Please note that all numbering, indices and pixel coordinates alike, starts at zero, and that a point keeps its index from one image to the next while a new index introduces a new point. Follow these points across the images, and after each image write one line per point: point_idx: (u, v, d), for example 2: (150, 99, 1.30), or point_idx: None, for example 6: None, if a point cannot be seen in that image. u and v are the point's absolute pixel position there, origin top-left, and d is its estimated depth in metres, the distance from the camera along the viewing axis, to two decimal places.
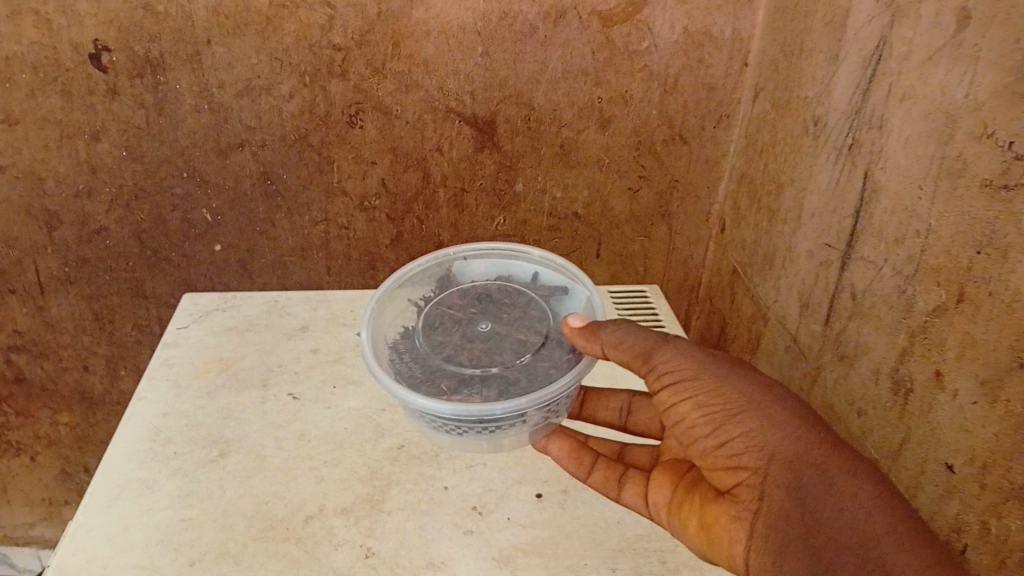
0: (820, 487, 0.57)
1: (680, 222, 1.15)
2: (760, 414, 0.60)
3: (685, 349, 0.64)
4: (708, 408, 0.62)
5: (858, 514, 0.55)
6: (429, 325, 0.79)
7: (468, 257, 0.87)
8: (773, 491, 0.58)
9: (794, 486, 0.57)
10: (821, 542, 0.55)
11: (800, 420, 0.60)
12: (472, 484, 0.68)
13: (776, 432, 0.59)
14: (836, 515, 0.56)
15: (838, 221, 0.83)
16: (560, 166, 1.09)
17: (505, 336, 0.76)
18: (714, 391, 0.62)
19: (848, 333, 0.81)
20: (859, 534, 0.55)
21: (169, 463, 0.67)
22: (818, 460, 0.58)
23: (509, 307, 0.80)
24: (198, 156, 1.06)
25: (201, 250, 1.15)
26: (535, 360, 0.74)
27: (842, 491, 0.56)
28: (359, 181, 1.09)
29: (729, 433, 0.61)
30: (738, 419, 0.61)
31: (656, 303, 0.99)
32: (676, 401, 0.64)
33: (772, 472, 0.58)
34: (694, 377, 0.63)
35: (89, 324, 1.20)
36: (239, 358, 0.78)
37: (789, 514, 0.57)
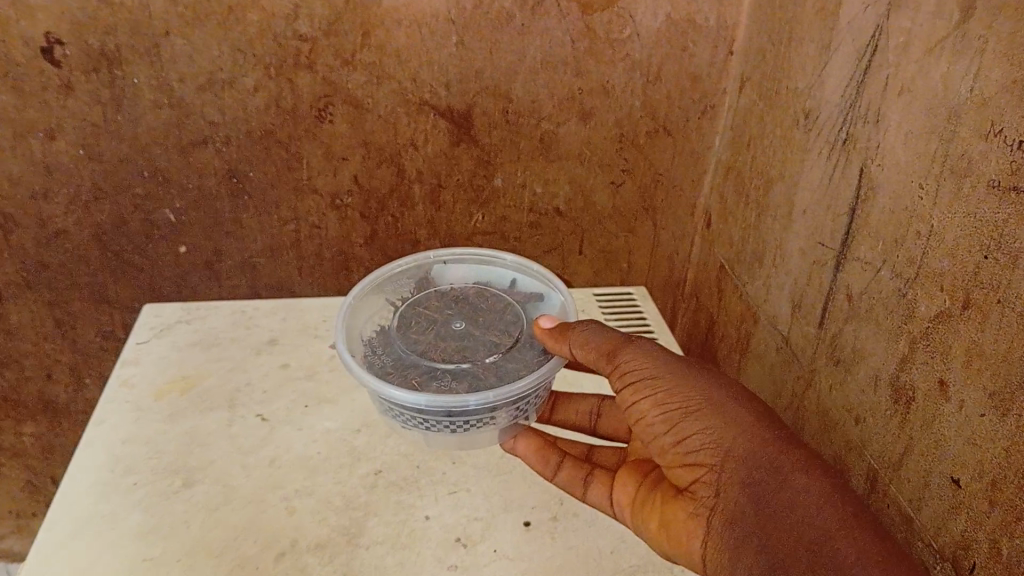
0: (772, 482, 0.58)
1: (665, 216, 1.11)
2: (717, 413, 0.62)
3: (648, 352, 0.66)
4: (667, 406, 0.63)
5: (810, 508, 0.55)
6: (403, 324, 0.75)
7: (448, 260, 0.83)
8: (729, 487, 0.59)
9: (748, 480, 0.58)
10: (774, 535, 0.56)
11: (755, 419, 0.61)
12: (455, 514, 0.64)
13: (731, 430, 0.61)
14: (788, 509, 0.56)
15: (831, 219, 0.79)
16: (540, 160, 1.04)
17: (478, 334, 0.74)
18: (673, 389, 0.64)
19: (844, 335, 0.77)
20: (812, 530, 0.54)
21: (130, 495, 0.61)
22: (772, 457, 0.59)
23: (485, 309, 0.77)
24: (159, 154, 1.00)
25: (167, 252, 1.09)
26: (507, 361, 0.71)
27: (794, 487, 0.57)
28: (330, 178, 1.04)
29: (687, 429, 0.62)
30: (695, 417, 0.62)
31: (643, 306, 0.95)
32: (639, 397, 0.65)
33: (728, 469, 0.59)
34: (654, 375, 0.65)
35: (51, 331, 1.14)
36: (204, 376, 0.74)
37: (742, 509, 0.58)
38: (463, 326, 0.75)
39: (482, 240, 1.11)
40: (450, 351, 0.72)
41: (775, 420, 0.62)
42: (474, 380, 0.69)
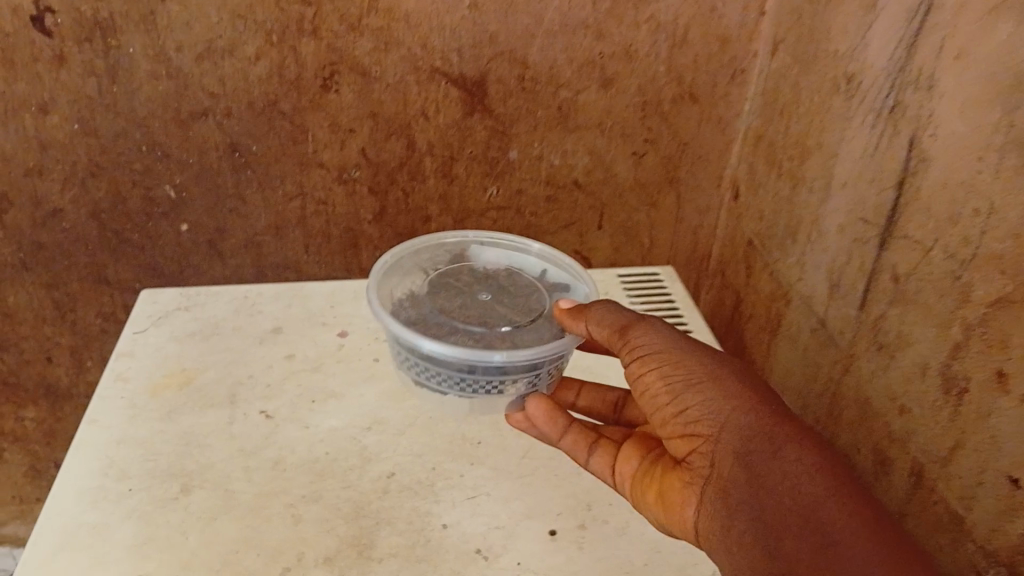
0: (767, 453, 0.52)
1: (690, 188, 1.05)
2: (719, 385, 0.57)
3: (658, 327, 0.61)
4: (670, 378, 0.59)
5: (802, 477, 0.50)
6: (428, 288, 0.70)
7: (485, 242, 0.77)
8: (722, 456, 0.54)
9: (744, 452, 0.53)
10: (762, 507, 0.50)
11: (759, 396, 0.56)
12: (474, 521, 0.59)
13: (733, 403, 0.56)
14: (778, 479, 0.51)
15: (875, 193, 0.73)
16: (558, 130, 0.98)
17: (501, 306, 0.69)
18: (678, 362, 0.59)
19: (888, 319, 0.72)
20: (798, 495, 0.50)
21: (123, 503, 0.57)
22: (769, 430, 0.54)
23: (511, 288, 0.71)
24: (157, 127, 0.95)
25: (167, 230, 1.03)
26: (524, 335, 0.66)
27: (785, 456, 0.52)
28: (336, 151, 0.98)
29: (689, 401, 0.57)
30: (698, 390, 0.57)
31: (671, 288, 0.89)
32: (646, 371, 0.60)
33: (723, 439, 0.54)
34: (661, 347, 0.60)
35: (50, 312, 1.09)
36: (203, 369, 0.69)
37: (733, 480, 0.53)
38: (489, 298, 0.69)
39: (497, 216, 1.05)
40: (472, 316, 0.67)
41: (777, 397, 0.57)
42: (491, 343, 0.64)
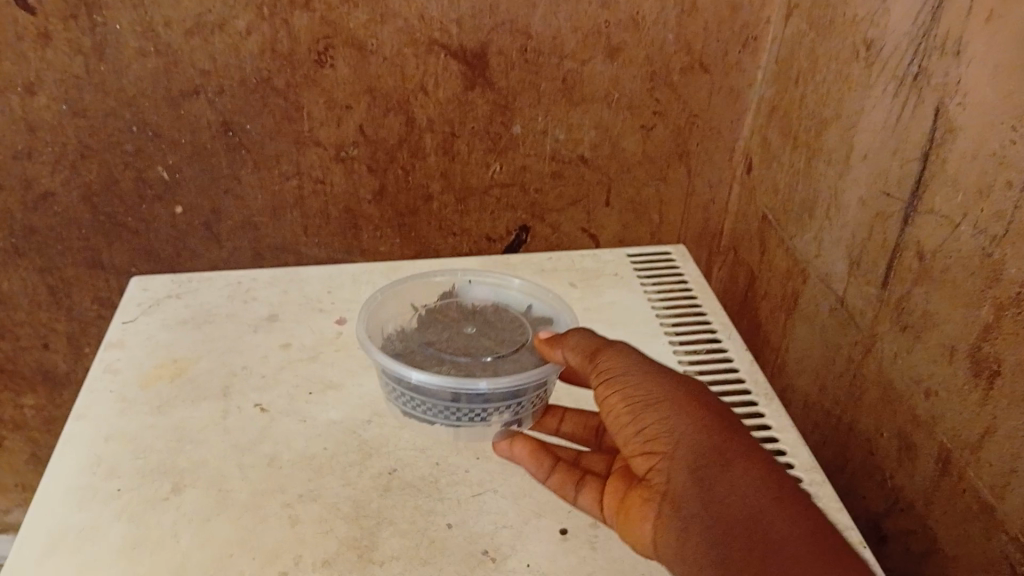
0: (717, 469, 0.49)
1: (700, 162, 1.01)
2: (673, 402, 0.52)
3: (618, 347, 0.56)
4: (630, 397, 0.53)
5: (751, 494, 0.47)
6: (415, 323, 0.66)
7: (470, 278, 0.71)
8: (677, 479, 0.50)
9: (697, 469, 0.49)
10: (712, 527, 0.47)
11: (713, 409, 0.52)
12: (481, 521, 0.55)
13: (686, 417, 0.51)
14: (728, 497, 0.47)
15: (898, 165, 0.70)
16: (562, 103, 0.94)
17: (485, 339, 0.64)
18: (637, 381, 0.54)
19: (913, 298, 0.69)
20: (749, 514, 0.46)
21: (112, 503, 0.53)
22: (720, 444, 0.50)
23: (497, 322, 0.66)
24: (148, 107, 0.91)
25: (161, 212, 1.00)
26: (509, 365, 0.61)
27: (734, 473, 0.48)
28: (332, 129, 0.94)
29: (645, 418, 0.52)
30: (656, 406, 0.52)
31: (684, 267, 0.84)
32: (610, 393, 0.55)
33: (677, 459, 0.50)
34: (628, 368, 0.55)
35: (45, 299, 1.05)
36: (196, 359, 0.66)
37: (686, 502, 0.49)
38: (475, 332, 0.64)
39: (500, 193, 1.01)
40: (458, 349, 0.62)
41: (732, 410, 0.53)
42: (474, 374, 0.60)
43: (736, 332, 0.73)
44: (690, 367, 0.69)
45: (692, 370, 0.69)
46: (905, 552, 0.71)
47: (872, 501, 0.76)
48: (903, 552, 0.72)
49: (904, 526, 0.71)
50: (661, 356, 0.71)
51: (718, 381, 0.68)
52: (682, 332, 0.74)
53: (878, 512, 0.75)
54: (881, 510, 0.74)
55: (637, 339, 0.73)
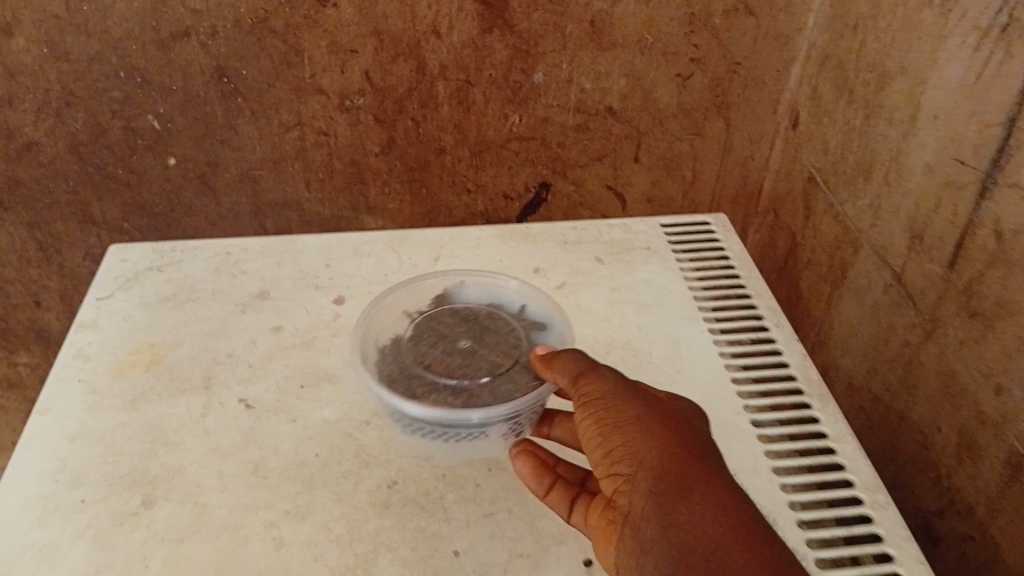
0: (676, 492, 0.42)
1: (740, 115, 0.91)
2: (639, 427, 0.46)
3: (601, 372, 0.50)
4: (603, 422, 0.47)
5: (709, 522, 0.41)
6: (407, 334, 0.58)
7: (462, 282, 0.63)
8: (636, 505, 0.43)
9: (657, 491, 0.43)
10: (668, 556, 0.41)
11: (683, 438, 0.45)
12: (491, 548, 0.48)
13: (655, 442, 0.45)
14: (686, 522, 0.41)
15: (976, 129, 0.60)
16: (589, 48, 0.85)
17: (476, 349, 0.55)
18: (613, 403, 0.48)
19: (986, 284, 0.60)
20: (704, 542, 0.40)
21: (76, 519, 0.48)
22: (683, 469, 0.43)
23: (487, 328, 0.58)
24: (136, 50, 0.82)
25: (154, 165, 0.91)
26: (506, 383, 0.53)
27: (692, 496, 0.42)
28: (336, 75, 0.85)
29: (613, 439, 0.46)
30: (628, 427, 0.46)
31: (725, 241, 0.76)
32: (587, 410, 0.48)
33: (638, 483, 0.44)
34: (604, 392, 0.48)
35: (34, 255, 0.97)
36: (176, 345, 0.60)
37: (644, 531, 0.43)
38: (468, 342, 0.56)
39: (520, 147, 0.92)
40: (450, 364, 0.54)
41: (703, 437, 0.46)
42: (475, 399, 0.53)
43: (785, 320, 0.66)
44: (733, 361, 0.62)
45: (735, 365, 0.62)
46: (962, 557, 0.64)
47: (924, 499, 0.68)
48: (960, 559, 0.64)
49: (961, 531, 0.64)
50: (700, 346, 0.63)
51: (765, 380, 0.61)
52: (724, 319, 0.67)
53: (930, 512, 0.67)
54: (934, 509, 0.66)
55: (672, 326, 0.65)
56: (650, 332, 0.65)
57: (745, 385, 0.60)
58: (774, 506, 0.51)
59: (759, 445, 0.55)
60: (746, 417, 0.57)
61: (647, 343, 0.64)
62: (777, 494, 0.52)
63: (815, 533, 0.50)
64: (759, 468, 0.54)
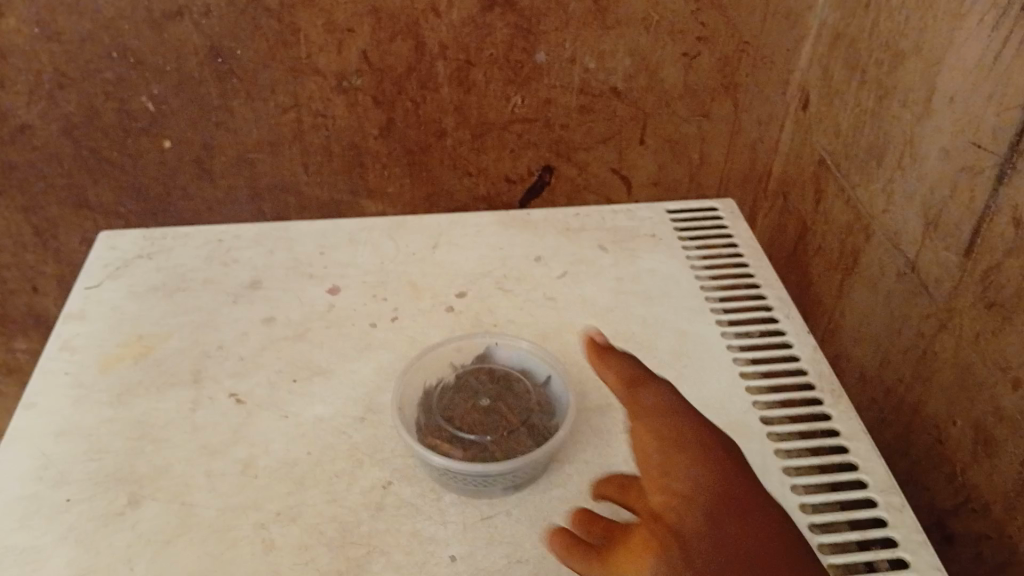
0: (739, 522, 0.39)
1: (749, 95, 0.89)
2: (701, 442, 0.43)
3: (661, 381, 0.46)
4: (660, 428, 0.43)
5: (759, 549, 0.39)
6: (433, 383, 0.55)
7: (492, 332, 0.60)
8: (689, 519, 0.39)
9: (719, 512, 0.40)
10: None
11: (740, 463, 0.43)
12: (489, 551, 0.47)
13: (714, 461, 0.42)
14: (746, 552, 0.38)
15: (994, 113, 0.58)
16: (593, 27, 0.83)
17: (503, 392, 0.53)
18: (673, 410, 0.44)
19: (1004, 273, 0.58)
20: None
21: (61, 520, 0.47)
22: (743, 494, 0.41)
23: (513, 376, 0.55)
24: (128, 29, 0.79)
25: (149, 148, 0.88)
26: (528, 431, 0.51)
27: (753, 527, 0.40)
28: (333, 55, 0.83)
29: (672, 448, 0.42)
30: (686, 440, 0.43)
31: (735, 228, 0.74)
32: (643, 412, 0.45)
33: (697, 498, 0.40)
34: (664, 398, 0.45)
35: (29, 239, 0.94)
36: (166, 338, 0.60)
37: (695, 548, 0.38)
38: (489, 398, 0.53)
39: (523, 129, 0.90)
40: (470, 415, 0.52)
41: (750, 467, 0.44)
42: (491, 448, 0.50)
43: (795, 311, 0.64)
44: (741, 354, 0.60)
45: (744, 359, 0.60)
46: (976, 556, 0.62)
47: (937, 494, 0.66)
48: (974, 558, 0.62)
49: (976, 529, 0.62)
50: (708, 340, 0.61)
51: (775, 375, 0.59)
52: (733, 310, 0.65)
53: (944, 509, 0.65)
54: (948, 506, 0.65)
55: (679, 317, 0.64)
56: (656, 324, 0.63)
57: (754, 380, 0.58)
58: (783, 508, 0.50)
59: (769, 442, 0.54)
60: (755, 414, 0.56)
61: (652, 336, 0.62)
62: (788, 494, 0.51)
63: (827, 538, 0.48)
64: (768, 467, 0.52)
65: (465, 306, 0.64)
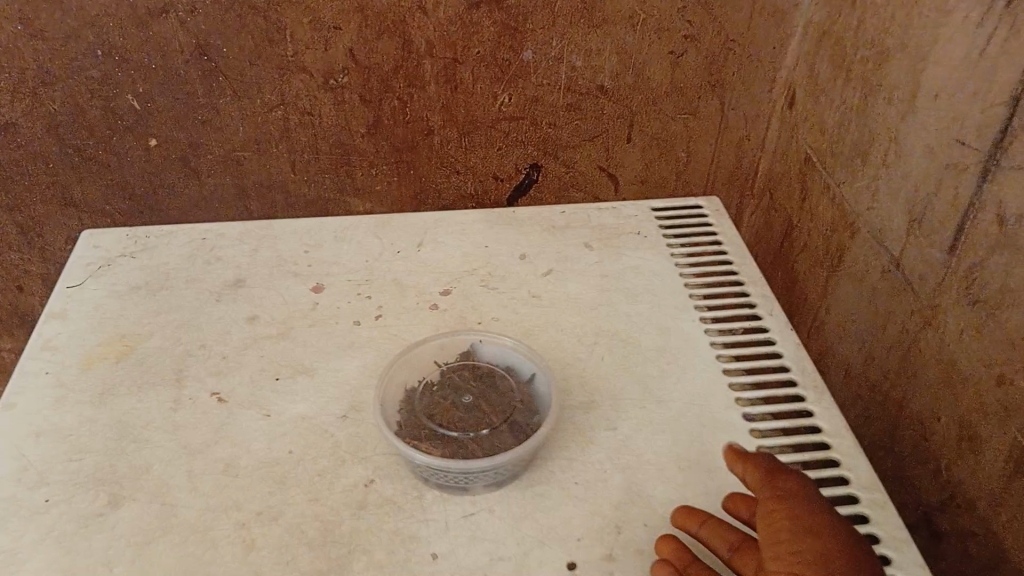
0: None
1: (736, 93, 0.89)
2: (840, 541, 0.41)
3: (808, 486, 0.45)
4: (795, 518, 0.43)
5: None
6: (418, 376, 0.55)
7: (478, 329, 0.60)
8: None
9: None
10: None
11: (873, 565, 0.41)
12: (472, 550, 0.46)
13: (844, 550, 0.41)
14: None
15: (978, 110, 0.58)
16: (580, 24, 0.82)
17: (487, 387, 0.53)
18: (815, 510, 0.43)
19: (989, 270, 0.58)
20: None
21: (40, 521, 0.47)
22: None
23: (496, 370, 0.55)
24: (112, 27, 0.79)
25: (134, 146, 0.87)
26: (512, 425, 0.51)
27: None
28: (318, 53, 0.82)
29: (804, 538, 0.41)
30: (817, 536, 0.41)
31: (720, 226, 0.74)
32: (778, 508, 0.44)
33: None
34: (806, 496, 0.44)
35: (14, 238, 0.93)
36: (148, 336, 0.59)
37: None
38: (471, 393, 0.53)
39: (510, 128, 0.90)
40: (451, 411, 0.51)
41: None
42: (472, 444, 0.49)
43: (778, 308, 0.64)
44: (724, 351, 0.60)
45: (727, 356, 0.60)
46: (963, 553, 0.62)
47: (924, 491, 0.66)
48: (960, 555, 0.62)
49: (963, 526, 0.62)
50: (692, 337, 0.62)
51: (758, 372, 0.59)
52: (717, 308, 0.65)
53: (929, 505, 0.65)
54: (934, 502, 0.65)
55: (664, 315, 0.64)
56: (641, 321, 0.63)
57: (738, 377, 0.58)
58: None
59: (752, 439, 0.54)
60: (738, 411, 0.56)
61: (636, 333, 0.62)
62: None
63: None
64: None
65: (449, 303, 0.64)
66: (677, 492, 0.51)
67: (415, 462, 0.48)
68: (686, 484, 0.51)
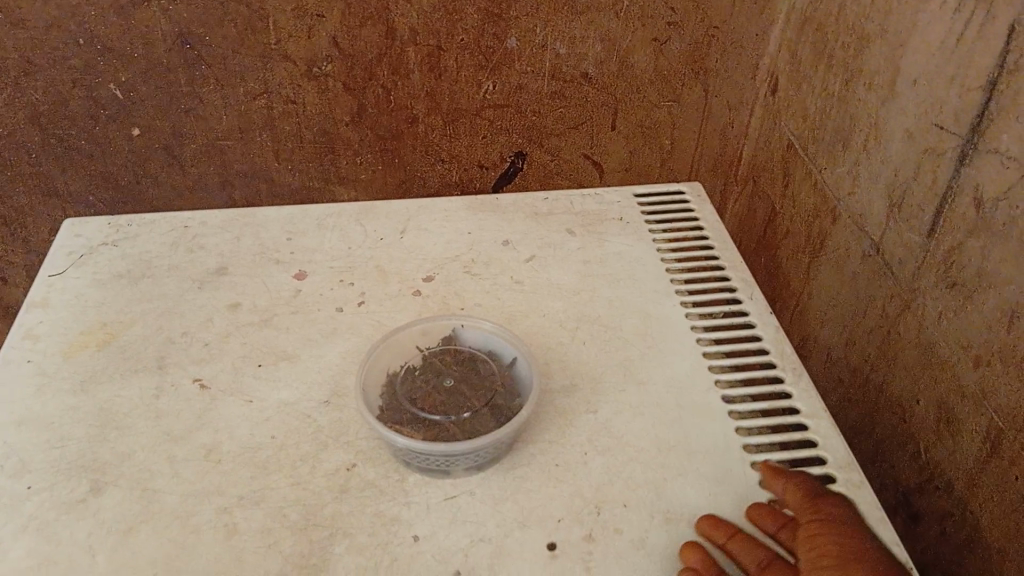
0: None
1: (719, 80, 0.89)
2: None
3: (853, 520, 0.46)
4: (846, 548, 0.43)
5: None
6: (400, 361, 0.55)
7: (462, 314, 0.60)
8: None
9: None
10: None
11: None
12: (453, 532, 0.47)
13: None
14: None
15: (956, 94, 0.58)
16: (563, 11, 0.83)
17: (469, 371, 0.54)
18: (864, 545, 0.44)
19: (966, 253, 0.58)
20: None
21: (21, 509, 0.47)
22: None
23: (478, 355, 0.55)
24: (94, 15, 0.78)
25: (118, 135, 0.87)
26: (493, 408, 0.51)
27: None
28: (302, 41, 0.82)
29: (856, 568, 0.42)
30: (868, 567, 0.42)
31: (702, 211, 0.74)
32: (829, 537, 0.44)
33: None
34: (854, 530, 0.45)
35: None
36: (130, 324, 0.59)
37: None
38: (453, 377, 0.53)
39: (494, 116, 0.90)
40: (434, 396, 0.52)
41: None
42: (454, 428, 0.50)
43: (758, 292, 0.64)
44: (705, 335, 0.61)
45: (707, 340, 0.61)
46: (941, 533, 0.63)
47: (903, 473, 0.67)
48: (939, 536, 0.63)
49: (941, 507, 0.62)
50: (673, 321, 0.62)
51: (737, 355, 0.60)
52: (697, 292, 0.65)
53: (909, 487, 0.66)
54: (913, 484, 0.65)
55: (645, 300, 0.64)
56: (622, 307, 0.63)
57: (718, 360, 0.59)
58: (749, 490, 0.50)
59: (731, 421, 0.54)
60: (717, 393, 0.56)
61: (617, 318, 0.62)
62: (748, 473, 0.51)
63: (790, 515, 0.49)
64: (729, 445, 0.53)
65: (431, 289, 0.64)
66: (656, 474, 0.51)
67: (397, 445, 0.48)
68: (665, 466, 0.51)
